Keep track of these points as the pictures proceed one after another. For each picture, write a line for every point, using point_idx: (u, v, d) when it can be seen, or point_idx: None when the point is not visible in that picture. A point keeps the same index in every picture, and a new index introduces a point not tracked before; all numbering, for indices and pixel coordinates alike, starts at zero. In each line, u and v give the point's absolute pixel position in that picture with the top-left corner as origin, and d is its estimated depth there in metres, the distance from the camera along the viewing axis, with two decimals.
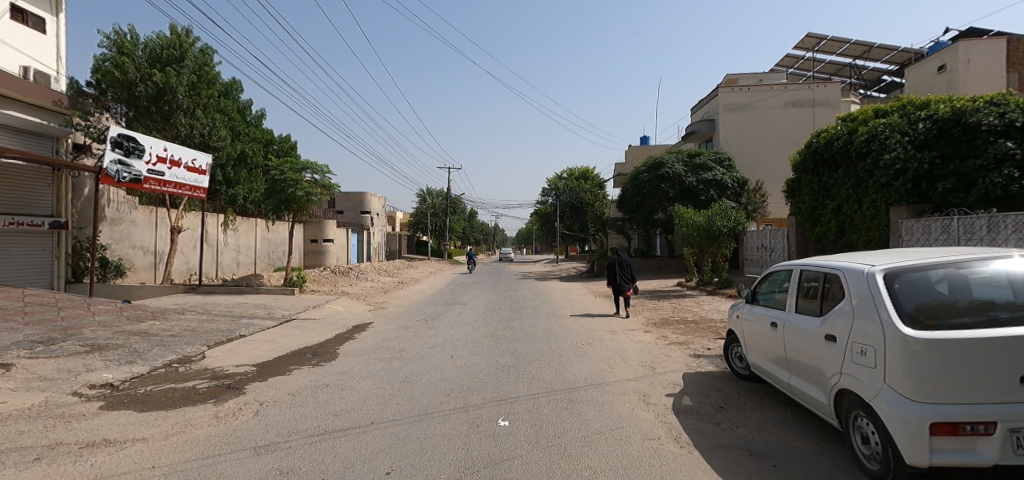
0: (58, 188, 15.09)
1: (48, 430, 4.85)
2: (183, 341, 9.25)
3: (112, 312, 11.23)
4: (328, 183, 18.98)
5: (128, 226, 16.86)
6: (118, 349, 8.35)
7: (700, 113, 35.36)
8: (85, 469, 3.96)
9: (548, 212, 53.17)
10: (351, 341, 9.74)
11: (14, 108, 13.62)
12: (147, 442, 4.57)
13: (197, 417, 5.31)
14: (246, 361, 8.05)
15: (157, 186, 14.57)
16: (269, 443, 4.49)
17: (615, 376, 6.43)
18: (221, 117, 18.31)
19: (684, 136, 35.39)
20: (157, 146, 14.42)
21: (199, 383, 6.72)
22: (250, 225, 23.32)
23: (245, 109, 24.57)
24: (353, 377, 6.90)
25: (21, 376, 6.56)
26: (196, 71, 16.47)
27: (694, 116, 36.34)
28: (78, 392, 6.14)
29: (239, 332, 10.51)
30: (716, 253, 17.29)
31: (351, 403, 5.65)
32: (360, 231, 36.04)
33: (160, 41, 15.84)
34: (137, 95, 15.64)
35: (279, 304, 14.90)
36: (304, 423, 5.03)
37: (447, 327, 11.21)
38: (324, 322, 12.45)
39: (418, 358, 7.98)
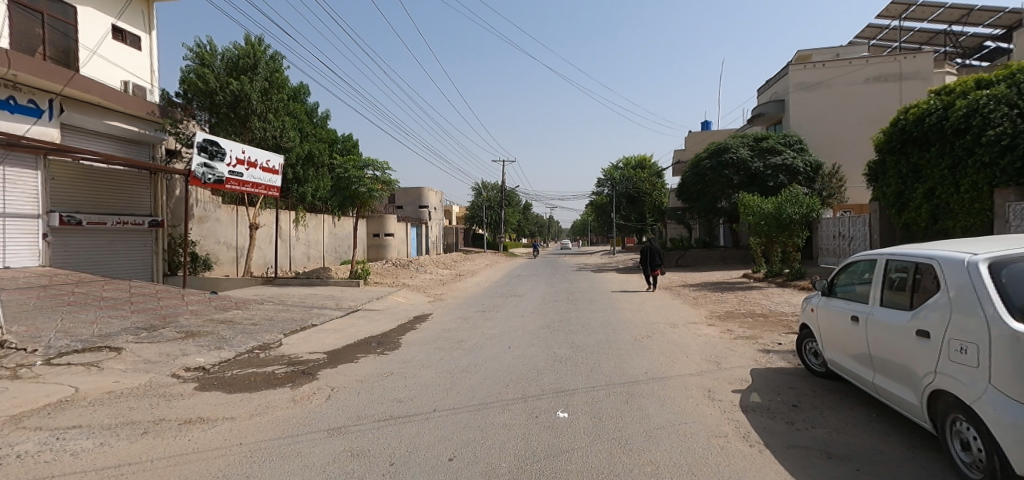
0: (154, 190, 16.57)
1: (153, 407, 5.40)
2: (263, 329, 9.96)
3: (202, 302, 12.25)
4: (388, 179, 19.68)
5: (213, 224, 18.26)
6: (208, 335, 9.11)
7: (768, 94, 33.58)
8: (186, 444, 4.39)
9: (605, 204, 52.40)
10: (412, 331, 10.12)
11: (118, 119, 15.01)
12: (235, 421, 4.98)
13: (276, 399, 5.73)
14: (318, 349, 8.56)
15: (237, 187, 15.64)
16: (341, 426, 4.77)
17: (677, 370, 6.29)
18: (291, 119, 19.32)
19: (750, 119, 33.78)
20: (236, 149, 15.48)
21: (278, 368, 7.23)
22: (318, 221, 24.59)
23: (311, 111, 25.77)
24: (415, 365, 7.16)
25: (129, 358, 7.32)
26: (268, 77, 17.59)
27: (762, 97, 34.53)
28: (176, 374, 6.78)
29: (312, 321, 11.18)
30: (786, 243, 16.39)
31: (414, 390, 5.89)
32: (418, 225, 37.07)
33: (236, 50, 16.99)
34: (218, 102, 16.87)
35: (346, 295, 15.65)
36: (372, 408, 5.29)
37: (504, 318, 11.39)
38: (387, 312, 12.98)
39: (478, 348, 8.18)
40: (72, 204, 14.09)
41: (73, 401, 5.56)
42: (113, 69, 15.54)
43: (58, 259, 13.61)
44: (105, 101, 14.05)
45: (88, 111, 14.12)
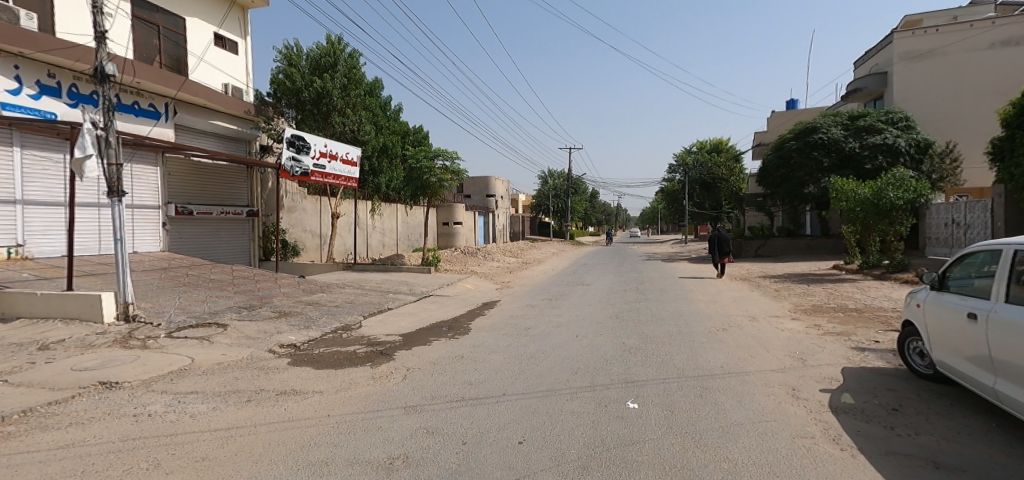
0: (251, 183, 18.03)
1: (254, 378, 5.96)
2: (345, 311, 10.63)
3: (292, 285, 13.23)
4: (457, 169, 20.15)
5: (300, 214, 19.62)
6: (298, 315, 9.87)
7: (866, 67, 30.71)
8: (282, 412, 4.82)
9: (676, 191, 50.39)
10: (481, 317, 10.38)
11: (220, 119, 16.44)
12: (323, 395, 5.38)
13: (358, 377, 6.12)
14: (394, 331, 9.02)
15: (321, 178, 16.64)
16: (417, 404, 5.01)
17: (757, 366, 6.02)
18: (367, 114, 20.17)
19: (844, 96, 31.08)
20: (320, 143, 16.46)
21: (358, 348, 7.70)
22: (393, 210, 25.64)
23: (385, 105, 26.71)
24: (484, 350, 7.34)
25: (234, 334, 8.09)
26: (347, 74, 18.48)
27: (859, 70, 31.63)
28: (272, 350, 7.42)
29: (388, 305, 11.77)
30: (886, 231, 15.05)
31: (484, 374, 6.07)
32: (486, 214, 37.69)
33: (318, 50, 17.98)
34: (303, 100, 17.99)
35: (419, 281, 16.28)
36: (445, 389, 5.52)
37: (572, 306, 11.37)
38: (457, 298, 13.37)
39: (545, 335, 8.25)
40: (184, 197, 15.66)
41: (188, 370, 6.24)
42: (218, 74, 17.00)
43: (171, 245, 15.20)
44: (211, 103, 15.48)
45: (196, 112, 15.57)
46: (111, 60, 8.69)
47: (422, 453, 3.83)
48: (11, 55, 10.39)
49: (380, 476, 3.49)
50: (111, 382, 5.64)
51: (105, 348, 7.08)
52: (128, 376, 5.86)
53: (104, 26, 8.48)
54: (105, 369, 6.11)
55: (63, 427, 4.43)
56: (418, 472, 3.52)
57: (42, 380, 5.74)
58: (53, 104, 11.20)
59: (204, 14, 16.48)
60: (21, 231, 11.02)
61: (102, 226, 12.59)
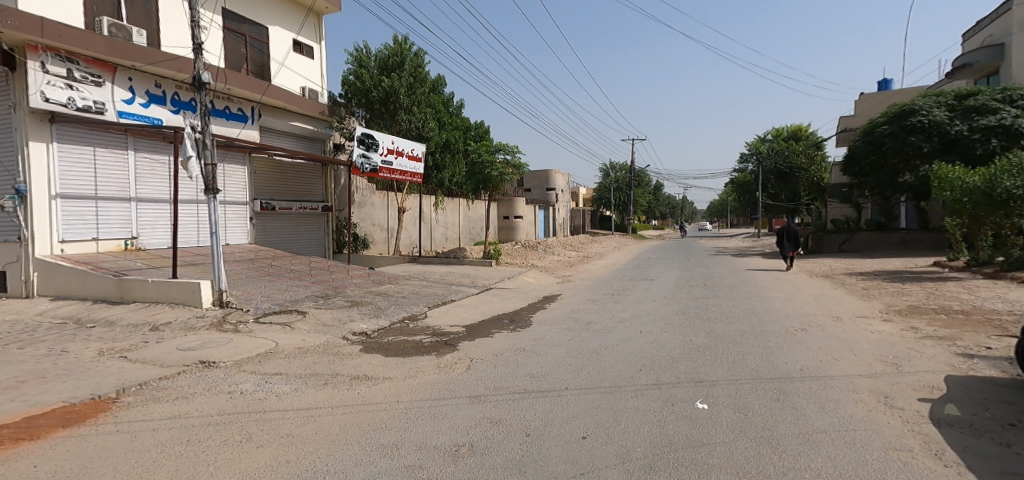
0: (326, 180, 18.98)
1: (329, 363, 6.28)
2: (411, 302, 10.97)
3: (362, 276, 13.83)
4: (518, 163, 20.15)
5: (369, 208, 20.44)
6: (368, 305, 10.30)
7: (979, 37, 27.40)
8: (355, 396, 5.04)
9: (748, 182, 48.18)
10: (542, 310, 10.37)
11: (298, 119, 17.39)
12: (392, 381, 5.57)
13: (425, 365, 6.29)
14: (458, 322, 9.20)
15: (388, 174, 17.22)
16: (480, 395, 5.07)
17: (843, 370, 5.59)
18: (432, 111, 20.63)
19: (951, 72, 28.11)
20: (387, 140, 17.02)
21: (424, 338, 7.91)
22: (455, 205, 26.12)
23: (449, 101, 27.18)
24: (546, 343, 7.32)
25: (312, 321, 8.58)
26: (413, 72, 19.02)
27: (970, 42, 28.37)
28: (346, 337, 7.78)
29: (451, 297, 12.02)
30: (1000, 224, 13.33)
31: (546, 368, 6.04)
32: (546, 207, 37.62)
33: (387, 50, 18.64)
34: (372, 99, 18.68)
35: (481, 274, 16.49)
36: (507, 381, 5.55)
37: (636, 302, 11.09)
38: (518, 291, 13.42)
39: (608, 330, 8.11)
40: (268, 193, 16.76)
41: (273, 353, 6.67)
42: (298, 77, 17.97)
43: (257, 238, 16.34)
44: (290, 106, 16.44)
45: (277, 113, 16.56)
46: (206, 69, 9.41)
47: (486, 442, 3.87)
48: (126, 68, 11.52)
49: (446, 462, 3.56)
50: (209, 361, 6.14)
51: (204, 330, 7.73)
52: (223, 357, 6.35)
53: (200, 39, 9.18)
54: (203, 349, 6.65)
55: (169, 400, 4.88)
56: (483, 460, 3.55)
57: (153, 357, 6.35)
58: (159, 111, 12.32)
59: (285, 21, 17.48)
60: (135, 224, 12.23)
61: (201, 221, 13.72)
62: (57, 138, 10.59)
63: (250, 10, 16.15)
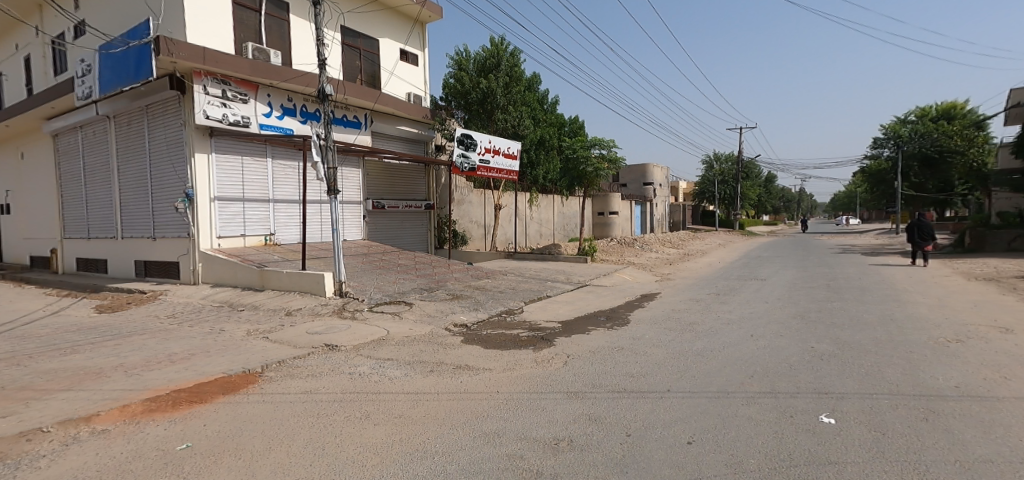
0: (429, 179, 20.04)
1: (436, 352, 6.68)
2: (508, 297, 11.29)
3: (462, 271, 14.48)
4: (614, 157, 19.77)
5: (467, 206, 21.28)
6: (468, 298, 10.76)
7: None
8: (461, 383, 5.34)
9: (881, 170, 43.25)
10: (641, 309, 10.14)
11: (404, 123, 18.52)
12: (492, 372, 5.80)
13: (523, 359, 6.46)
14: (553, 318, 9.32)
15: (485, 173, 17.77)
16: (578, 391, 5.12)
17: (1010, 391, 4.83)
18: (527, 109, 20.89)
19: None
20: (485, 140, 17.56)
21: (521, 332, 8.11)
22: (550, 201, 26.27)
23: (544, 98, 27.26)
24: (646, 343, 7.17)
25: (418, 311, 9.17)
26: (509, 72, 19.48)
27: None
28: (448, 328, 8.23)
29: (547, 293, 12.17)
30: None
31: (646, 368, 5.92)
32: (643, 202, 36.51)
33: (484, 52, 19.26)
34: (470, 100, 19.39)
35: (576, 270, 16.47)
36: (606, 379, 5.54)
37: (743, 303, 10.43)
38: (614, 289, 13.22)
39: (714, 332, 7.74)
40: (378, 193, 18.06)
41: (385, 340, 7.24)
42: (404, 84, 19.14)
43: (369, 234, 17.69)
44: (398, 111, 17.56)
45: (386, 119, 17.76)
46: (329, 81, 10.35)
47: (586, 438, 3.92)
48: (266, 86, 13.03)
49: (549, 454, 3.65)
50: (333, 345, 6.82)
51: (328, 316, 8.61)
52: (343, 341, 7.02)
53: (325, 56, 10.11)
54: (327, 334, 7.41)
55: (302, 377, 5.52)
56: (585, 456, 3.60)
57: (288, 338, 7.21)
58: (292, 122, 13.80)
59: (392, 32, 18.64)
60: (275, 222, 13.82)
61: (324, 220, 15.17)
62: (215, 149, 12.39)
63: (363, 26, 17.44)
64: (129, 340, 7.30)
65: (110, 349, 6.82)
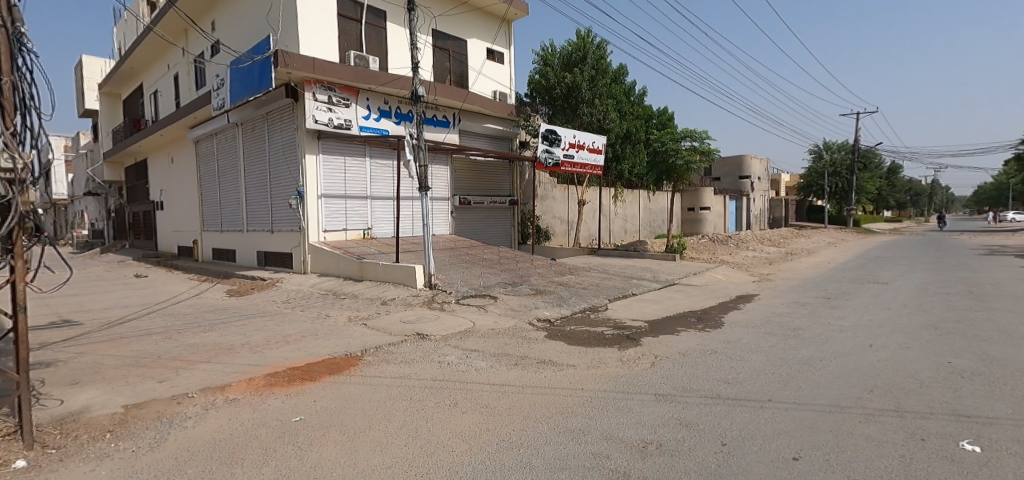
0: (512, 176, 20.28)
1: (520, 346, 6.76)
2: (592, 293, 11.14)
3: (546, 266, 14.50)
4: (707, 149, 18.80)
5: (550, 202, 21.29)
6: (552, 294, 10.76)
7: None
8: (546, 379, 5.35)
9: None
10: (736, 311, 9.55)
11: (491, 121, 18.87)
12: (577, 369, 5.76)
13: (608, 357, 6.34)
14: (640, 317, 9.06)
15: (570, 168, 17.66)
16: (667, 394, 4.93)
17: None
18: (614, 102, 20.45)
19: None
20: (569, 135, 17.43)
21: (606, 330, 7.96)
22: (636, 196, 25.51)
23: (632, 90, 26.48)
24: (743, 348, 6.74)
25: (503, 305, 9.33)
26: (595, 65, 19.16)
27: None
28: (532, 322, 8.29)
29: (632, 291, 11.86)
30: None
31: (744, 374, 5.57)
32: (738, 197, 34.31)
33: (571, 46, 19.12)
34: (555, 95, 19.34)
35: (664, 268, 15.87)
36: (699, 383, 5.28)
37: (857, 308, 9.45)
38: (706, 289, 12.57)
39: (821, 340, 7.10)
40: (465, 189, 18.58)
41: (471, 331, 7.45)
42: (491, 83, 19.48)
43: (456, 229, 18.28)
44: (484, 109, 17.93)
45: (473, 117, 18.20)
46: (422, 83, 10.77)
47: (677, 444, 3.77)
48: (365, 91, 13.85)
49: (637, 457, 3.56)
50: (424, 334, 7.13)
51: (418, 307, 9.03)
52: (432, 331, 7.32)
53: (418, 59, 10.54)
54: (418, 323, 7.77)
55: (396, 363, 5.83)
56: (676, 462, 3.46)
57: (384, 325, 7.66)
58: (388, 124, 14.54)
59: (480, 32, 19.03)
60: (374, 218, 14.74)
61: (416, 215, 15.89)
62: (323, 151, 13.45)
63: (453, 27, 17.99)
64: (251, 321, 8.16)
65: (235, 328, 7.67)
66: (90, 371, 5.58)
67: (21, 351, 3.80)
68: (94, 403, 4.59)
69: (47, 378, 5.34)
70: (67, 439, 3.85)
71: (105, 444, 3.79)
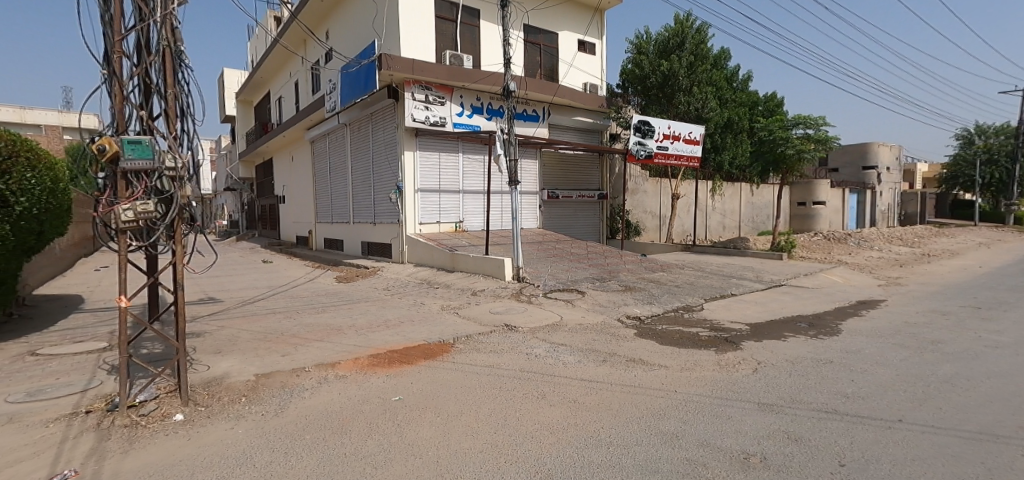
0: (602, 170, 19.81)
1: (608, 342, 6.57)
2: (686, 292, 10.58)
3: (636, 262, 14.02)
4: (823, 137, 17.04)
5: (641, 196, 20.59)
6: (642, 291, 10.37)
7: None
8: (637, 378, 5.14)
9: None
10: (855, 318, 8.56)
11: (581, 114, 18.57)
12: (669, 369, 5.48)
13: (704, 359, 5.97)
14: (740, 319, 8.43)
15: (664, 160, 16.92)
16: (772, 403, 4.52)
17: None
18: (714, 90, 19.23)
19: None
20: (664, 126, 16.65)
21: (702, 331, 7.50)
22: (736, 190, 23.83)
23: (735, 75, 24.71)
24: (864, 359, 6.01)
25: (590, 300, 9.15)
26: (694, 50, 18.11)
27: None
28: (621, 319, 8.03)
29: (731, 291, 11.09)
30: None
31: (867, 389, 4.96)
32: (860, 190, 30.76)
33: (667, 32, 18.25)
34: (650, 85, 18.57)
35: (768, 268, 14.68)
36: (812, 395, 4.78)
37: (1012, 322, 8.05)
38: (818, 291, 11.42)
39: (965, 356, 6.14)
40: (553, 183, 18.50)
41: (559, 325, 7.39)
42: (582, 75, 19.14)
43: (544, 223, 18.26)
44: (574, 102, 17.68)
45: (563, 110, 18.02)
46: (514, 79, 10.80)
47: (784, 458, 3.43)
48: (459, 88, 14.22)
49: (737, 468, 3.28)
50: (511, 325, 7.17)
51: (506, 299, 9.13)
52: (520, 323, 7.34)
53: (510, 54, 10.56)
54: (506, 314, 7.85)
55: (485, 352, 5.92)
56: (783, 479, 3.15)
57: (474, 315, 7.83)
58: (480, 120, 14.81)
59: (571, 24, 18.75)
60: (466, 212, 15.16)
61: (505, 209, 16.09)
62: (420, 147, 14.00)
63: (544, 21, 17.90)
64: (354, 305, 8.74)
65: (341, 311, 8.27)
66: (228, 342, 6.29)
67: (182, 324, 4.31)
68: (232, 370, 5.15)
69: (198, 346, 6.10)
70: (213, 400, 4.37)
71: (241, 406, 4.25)
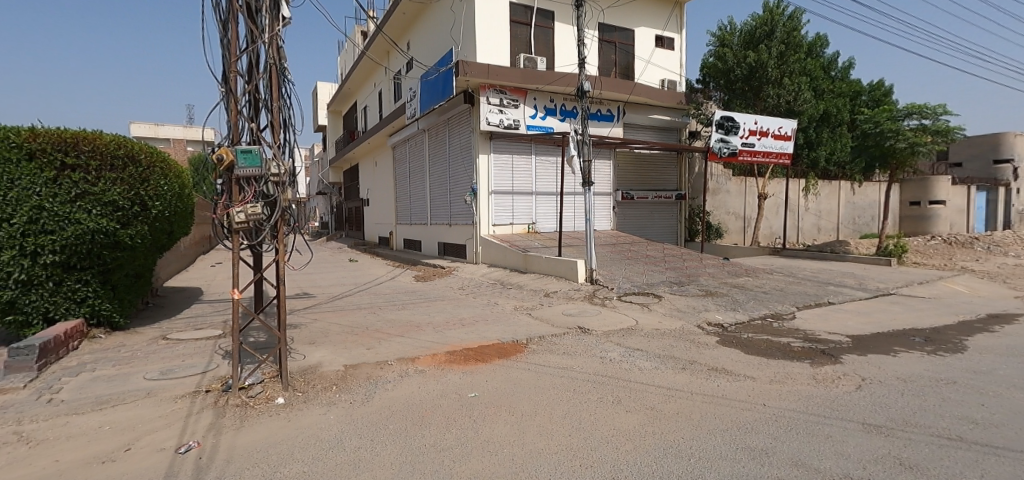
0: (680, 169, 18.95)
1: (688, 349, 6.21)
2: (775, 299, 9.81)
3: (718, 266, 13.25)
4: (942, 127, 15.23)
5: (724, 196, 19.49)
6: (725, 297, 9.75)
7: None
8: (721, 389, 4.80)
9: None
10: (983, 333, 7.48)
11: (658, 111, 17.89)
12: (757, 381, 5.06)
13: (796, 372, 5.46)
14: (839, 330, 7.66)
15: (749, 157, 15.91)
16: (882, 425, 4.02)
17: None
18: (807, 81, 17.81)
19: None
20: (750, 121, 15.63)
21: (793, 341, 6.89)
22: (834, 188, 21.85)
23: (833, 65, 22.75)
24: (997, 382, 5.21)
25: (668, 305, 8.74)
26: (785, 39, 16.82)
27: None
28: (702, 326, 7.58)
29: (828, 299, 10.14)
30: None
31: (1002, 415, 4.28)
32: (987, 188, 27.05)
33: (754, 21, 17.10)
34: (734, 78, 17.51)
35: (872, 275, 13.28)
36: (930, 418, 4.20)
37: None
38: (935, 302, 10.15)
39: None
40: (628, 183, 17.98)
41: (634, 329, 7.10)
42: (659, 71, 18.44)
43: (619, 224, 17.78)
44: (651, 99, 17.06)
45: (639, 109, 17.46)
46: (588, 78, 10.57)
47: None
48: (533, 90, 14.19)
49: None
50: (585, 328, 6.99)
51: (580, 301, 8.94)
52: (594, 326, 7.15)
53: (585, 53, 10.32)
54: (579, 317, 7.67)
55: (558, 354, 5.80)
56: None
57: (547, 316, 7.74)
58: (553, 121, 14.67)
59: (648, 19, 18.12)
60: (539, 213, 15.11)
61: (579, 210, 15.86)
62: (494, 150, 14.14)
63: (620, 17, 17.45)
64: (431, 304, 8.96)
65: (419, 309, 8.51)
66: (322, 334, 6.65)
67: (285, 315, 4.58)
68: (325, 360, 5.41)
69: (295, 336, 6.51)
70: (309, 386, 4.61)
71: (332, 394, 4.44)
